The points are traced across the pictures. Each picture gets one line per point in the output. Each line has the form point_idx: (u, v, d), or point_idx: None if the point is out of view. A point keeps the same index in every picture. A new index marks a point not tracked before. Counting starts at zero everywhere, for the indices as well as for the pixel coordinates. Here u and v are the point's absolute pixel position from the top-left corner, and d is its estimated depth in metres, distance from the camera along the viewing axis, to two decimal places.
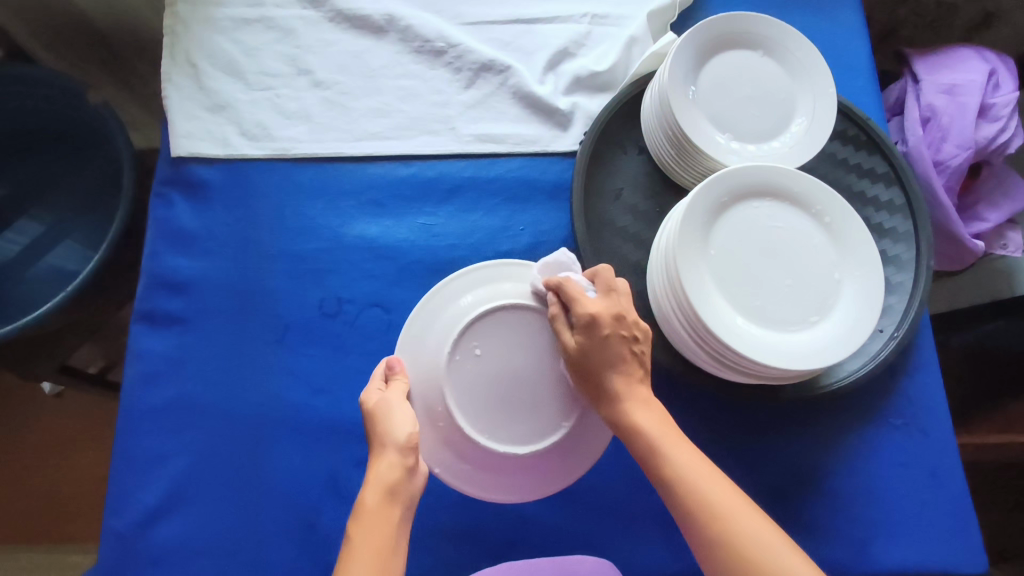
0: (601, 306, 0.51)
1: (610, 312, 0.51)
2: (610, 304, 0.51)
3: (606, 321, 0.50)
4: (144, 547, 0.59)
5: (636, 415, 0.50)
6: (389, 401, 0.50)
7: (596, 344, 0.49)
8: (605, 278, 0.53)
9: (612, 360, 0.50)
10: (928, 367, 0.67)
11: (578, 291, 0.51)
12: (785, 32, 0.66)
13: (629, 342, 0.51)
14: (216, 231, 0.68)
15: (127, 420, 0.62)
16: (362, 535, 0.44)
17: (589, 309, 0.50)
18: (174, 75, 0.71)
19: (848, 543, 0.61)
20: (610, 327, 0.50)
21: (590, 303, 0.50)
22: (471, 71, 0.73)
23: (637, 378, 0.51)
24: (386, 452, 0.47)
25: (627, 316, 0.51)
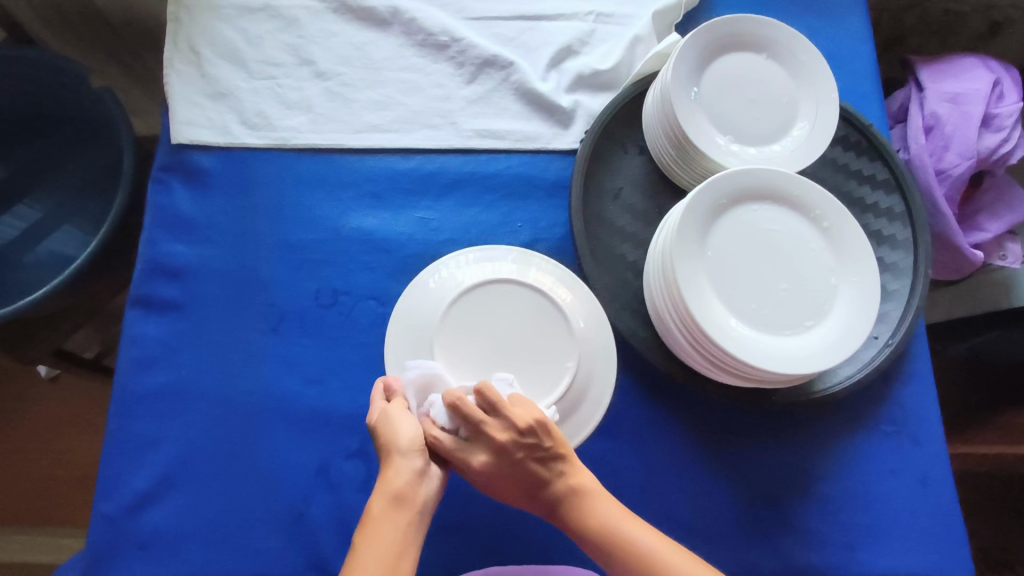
0: (481, 451, 0.50)
1: (490, 454, 0.50)
2: (486, 444, 0.50)
3: (492, 466, 0.50)
4: (132, 532, 0.59)
5: (570, 503, 0.51)
6: (390, 412, 0.50)
7: (500, 479, 0.51)
8: (472, 407, 0.49)
9: (528, 480, 0.51)
10: (922, 376, 0.67)
11: (479, 423, 0.49)
12: (790, 35, 0.66)
13: (530, 455, 0.50)
14: (214, 218, 0.68)
15: (121, 405, 0.62)
16: (370, 542, 0.44)
17: (475, 463, 0.50)
18: (176, 61, 0.71)
19: (836, 549, 0.61)
20: (504, 465, 0.50)
21: (473, 456, 0.50)
22: (474, 66, 0.73)
23: (558, 476, 0.51)
24: (394, 459, 0.48)
25: (506, 445, 0.49)
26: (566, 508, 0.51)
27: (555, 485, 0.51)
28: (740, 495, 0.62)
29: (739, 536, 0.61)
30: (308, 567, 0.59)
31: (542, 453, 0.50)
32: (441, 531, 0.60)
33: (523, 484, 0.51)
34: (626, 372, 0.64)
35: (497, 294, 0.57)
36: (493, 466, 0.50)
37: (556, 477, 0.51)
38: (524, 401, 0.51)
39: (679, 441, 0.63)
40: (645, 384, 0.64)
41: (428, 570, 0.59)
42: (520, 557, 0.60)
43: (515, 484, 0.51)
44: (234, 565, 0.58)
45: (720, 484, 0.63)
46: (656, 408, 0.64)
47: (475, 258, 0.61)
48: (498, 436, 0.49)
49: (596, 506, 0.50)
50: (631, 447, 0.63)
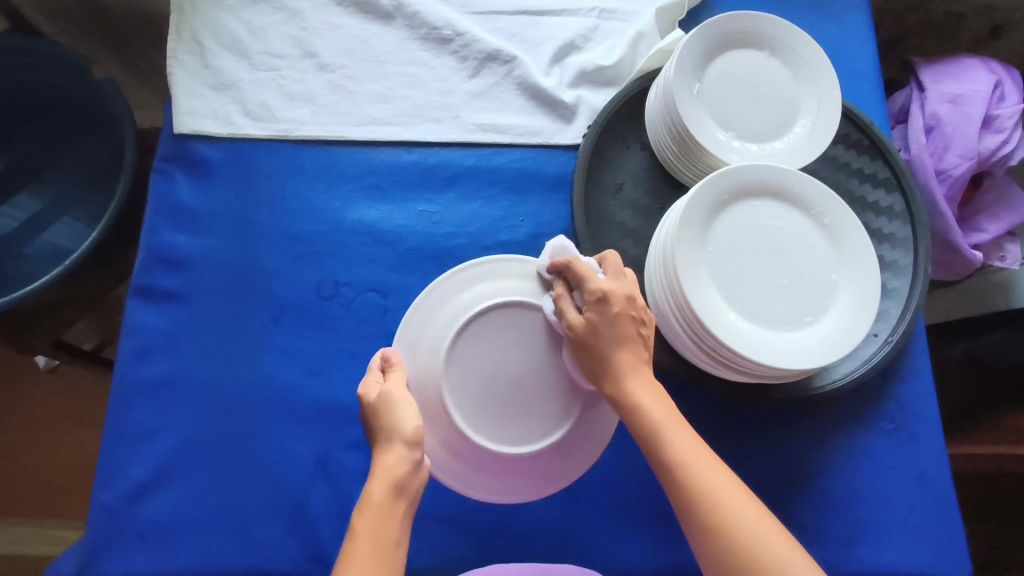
0: (618, 288, 0.51)
1: (623, 293, 0.51)
2: (624, 287, 0.52)
3: (619, 300, 0.50)
4: (132, 521, 0.59)
5: (636, 387, 0.50)
6: (391, 393, 0.49)
7: (610, 318, 0.50)
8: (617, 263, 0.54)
9: (617, 334, 0.50)
10: (921, 374, 0.67)
11: (587, 273, 0.51)
12: (792, 33, 0.67)
13: (637, 321, 0.51)
14: (216, 209, 0.68)
15: (121, 394, 0.62)
16: (369, 528, 0.43)
17: (603, 286, 0.50)
18: (179, 52, 0.71)
19: (835, 545, 0.62)
20: (621, 305, 0.50)
21: (616, 290, 0.51)
22: (477, 60, 0.73)
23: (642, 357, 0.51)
24: (392, 445, 0.47)
25: (636, 298, 0.52)
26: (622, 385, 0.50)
27: (632, 356, 0.50)
28: None
29: None
30: (307, 557, 0.59)
31: (643, 331, 0.52)
32: (439, 523, 0.60)
33: (620, 345, 0.50)
34: None
35: (495, 324, 0.51)
36: (616, 300, 0.50)
37: (634, 355, 0.51)
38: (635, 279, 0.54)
39: None
40: None
41: (427, 562, 0.59)
42: (519, 550, 0.60)
43: (615, 335, 0.50)
44: (233, 555, 0.58)
45: None
46: None
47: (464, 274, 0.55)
48: (630, 288, 0.52)
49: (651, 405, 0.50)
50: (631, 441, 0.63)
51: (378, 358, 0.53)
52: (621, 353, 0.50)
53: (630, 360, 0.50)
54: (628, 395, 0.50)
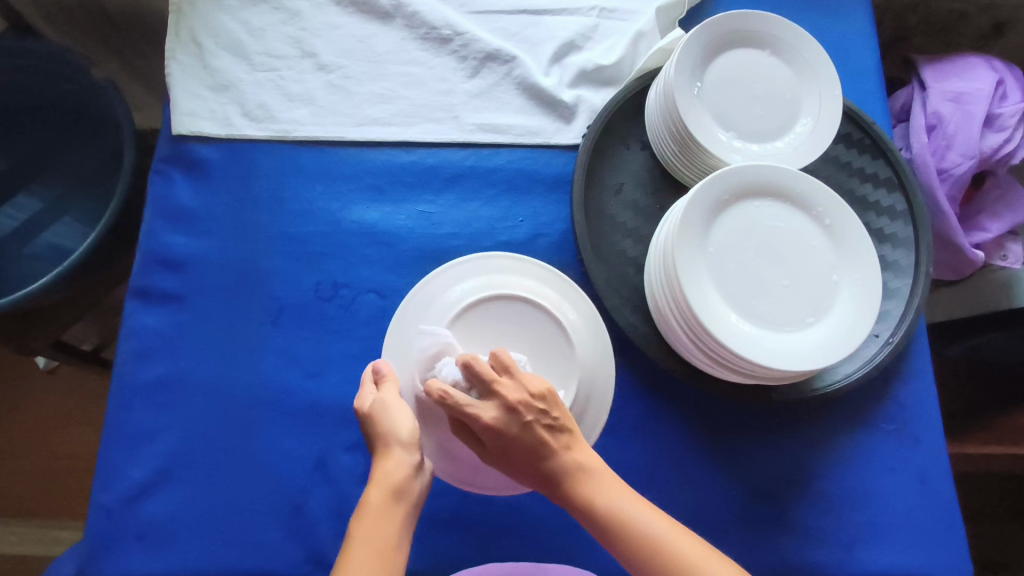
0: (491, 409, 0.46)
1: (501, 412, 0.46)
2: (496, 403, 0.47)
3: (503, 424, 0.46)
4: (131, 523, 0.59)
5: (581, 484, 0.47)
6: (385, 401, 0.49)
7: (505, 446, 0.47)
8: (487, 366, 0.48)
9: (529, 450, 0.47)
10: (922, 374, 0.67)
11: (460, 404, 0.46)
12: (793, 32, 0.66)
13: (538, 420, 0.47)
14: (215, 210, 0.67)
15: (119, 396, 0.62)
16: (367, 534, 0.43)
17: (484, 419, 0.46)
18: (178, 52, 0.71)
19: (835, 546, 0.61)
20: (513, 426, 0.46)
21: (483, 411, 0.46)
22: (476, 60, 0.73)
23: (564, 449, 0.47)
24: (392, 451, 0.47)
25: (519, 402, 0.46)
26: (572, 488, 0.47)
27: (558, 455, 0.47)
28: (739, 492, 0.62)
29: (738, 533, 0.61)
30: (306, 559, 0.58)
31: (552, 421, 0.47)
32: (439, 524, 0.60)
33: (537, 461, 0.47)
34: (625, 368, 0.64)
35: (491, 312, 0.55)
36: (502, 428, 0.46)
37: (561, 449, 0.47)
38: (514, 371, 0.48)
39: (679, 438, 0.63)
40: (645, 381, 0.64)
41: (427, 563, 0.59)
42: (518, 552, 0.60)
43: (525, 456, 0.47)
44: (233, 557, 0.58)
45: (720, 480, 0.63)
46: (656, 404, 0.64)
47: (459, 268, 0.58)
48: (513, 395, 0.47)
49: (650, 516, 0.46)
50: (632, 442, 0.63)
51: (369, 370, 0.52)
52: (541, 463, 0.47)
53: (561, 460, 0.47)
54: (575, 491, 0.47)
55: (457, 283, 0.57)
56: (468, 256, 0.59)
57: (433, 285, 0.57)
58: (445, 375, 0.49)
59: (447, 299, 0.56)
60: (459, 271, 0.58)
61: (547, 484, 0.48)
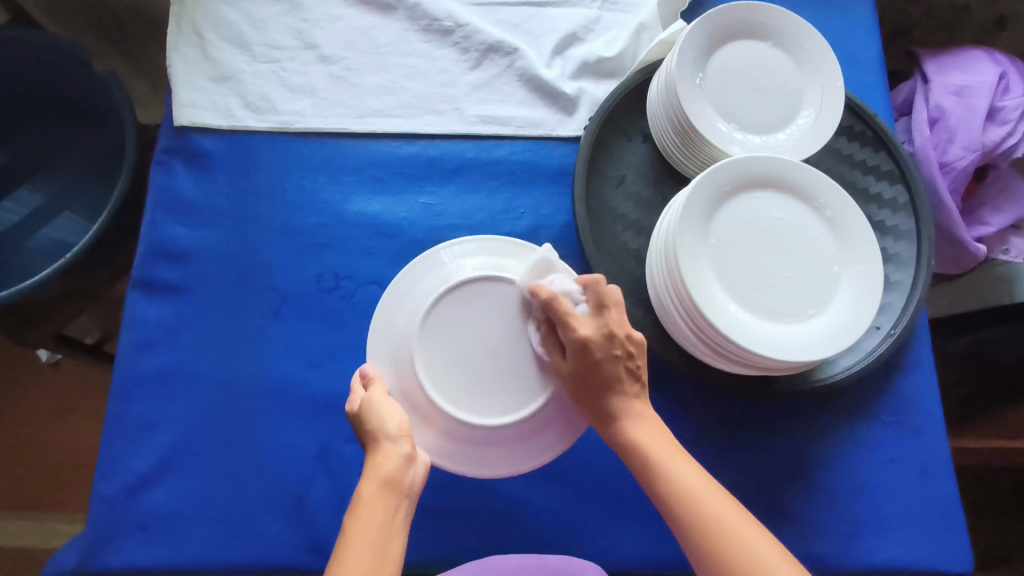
0: (591, 327, 0.50)
1: (599, 333, 0.49)
2: (598, 322, 0.50)
3: (597, 345, 0.49)
4: (133, 513, 0.59)
5: (635, 428, 0.51)
6: (372, 398, 0.49)
7: (588, 368, 0.50)
8: (563, 305, 0.50)
9: (607, 381, 0.50)
10: (923, 367, 0.67)
11: (566, 312, 0.49)
12: (796, 23, 0.66)
13: (624, 360, 0.50)
14: (216, 201, 0.67)
15: (121, 386, 0.62)
16: (359, 524, 0.43)
17: (583, 333, 0.49)
18: (179, 43, 0.71)
19: (835, 537, 0.62)
20: (603, 350, 0.49)
21: (578, 324, 0.49)
22: (478, 52, 0.73)
23: (632, 395, 0.51)
24: (382, 445, 0.47)
25: (621, 333, 0.50)
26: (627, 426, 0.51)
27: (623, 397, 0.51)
28: (740, 483, 0.62)
29: None
30: (308, 549, 0.59)
31: (634, 365, 0.51)
32: (439, 515, 0.60)
33: (608, 397, 0.51)
34: None
35: (472, 293, 0.52)
36: (595, 345, 0.49)
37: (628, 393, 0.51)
38: (622, 309, 0.51)
39: (680, 430, 0.63)
40: (646, 373, 0.64)
41: (428, 554, 0.59)
42: (519, 542, 0.60)
43: (601, 385, 0.50)
44: (234, 547, 0.58)
45: (721, 471, 0.63)
46: (657, 396, 0.64)
47: (445, 253, 0.56)
48: (616, 323, 0.50)
49: (717, 504, 0.47)
50: None
51: (357, 375, 0.52)
52: (609, 401, 0.51)
53: (624, 401, 0.51)
54: (630, 437, 0.50)
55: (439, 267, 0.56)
56: (450, 240, 0.57)
57: (418, 269, 0.56)
58: (557, 284, 0.51)
59: (430, 283, 0.54)
60: (443, 255, 0.56)
61: (609, 427, 0.51)
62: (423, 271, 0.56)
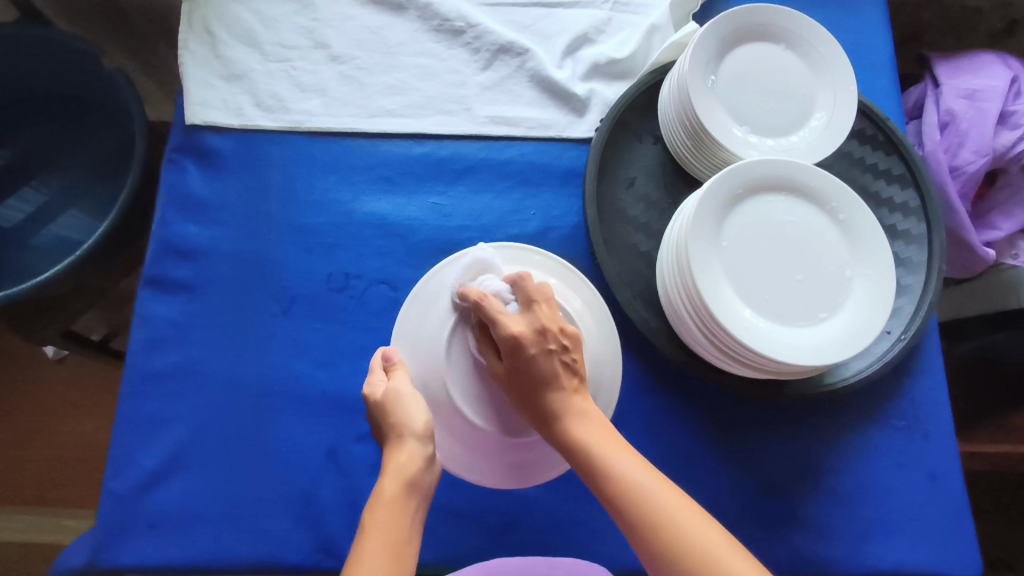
0: (521, 323, 0.48)
1: (531, 329, 0.47)
2: (530, 319, 0.48)
3: (528, 340, 0.47)
4: (143, 511, 0.59)
5: (577, 426, 0.47)
6: (397, 391, 0.49)
7: (520, 366, 0.47)
8: (534, 287, 0.50)
9: (541, 379, 0.47)
10: (933, 371, 0.67)
11: (495, 310, 0.48)
12: (808, 26, 0.66)
13: (559, 353, 0.48)
14: (227, 200, 0.67)
15: (132, 384, 0.62)
16: (378, 522, 0.43)
17: (513, 328, 0.47)
18: (191, 42, 0.71)
19: (845, 541, 0.61)
20: (535, 346, 0.47)
21: (512, 322, 0.47)
22: (489, 52, 0.73)
23: (572, 389, 0.48)
24: (405, 442, 0.47)
25: (552, 327, 0.48)
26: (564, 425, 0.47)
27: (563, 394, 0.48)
28: (749, 486, 0.62)
29: (747, 527, 0.61)
30: (317, 548, 0.59)
31: (571, 360, 0.48)
32: (447, 515, 0.60)
33: (545, 391, 0.47)
34: (635, 362, 0.64)
35: None
36: (528, 341, 0.46)
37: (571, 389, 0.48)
38: (553, 304, 0.50)
39: (689, 432, 0.63)
40: (656, 375, 0.64)
41: (436, 554, 0.59)
42: (527, 544, 0.60)
43: (538, 383, 0.47)
44: (243, 545, 0.58)
45: (730, 474, 0.63)
46: (666, 398, 0.64)
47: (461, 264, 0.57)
48: (547, 318, 0.49)
49: (662, 497, 0.43)
50: (642, 435, 0.63)
51: (379, 358, 0.53)
52: (544, 398, 0.47)
53: (564, 399, 0.48)
54: (574, 437, 0.47)
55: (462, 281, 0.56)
56: (476, 246, 0.58)
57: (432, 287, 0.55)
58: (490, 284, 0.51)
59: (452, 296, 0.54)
60: (468, 261, 0.57)
61: (546, 425, 0.48)
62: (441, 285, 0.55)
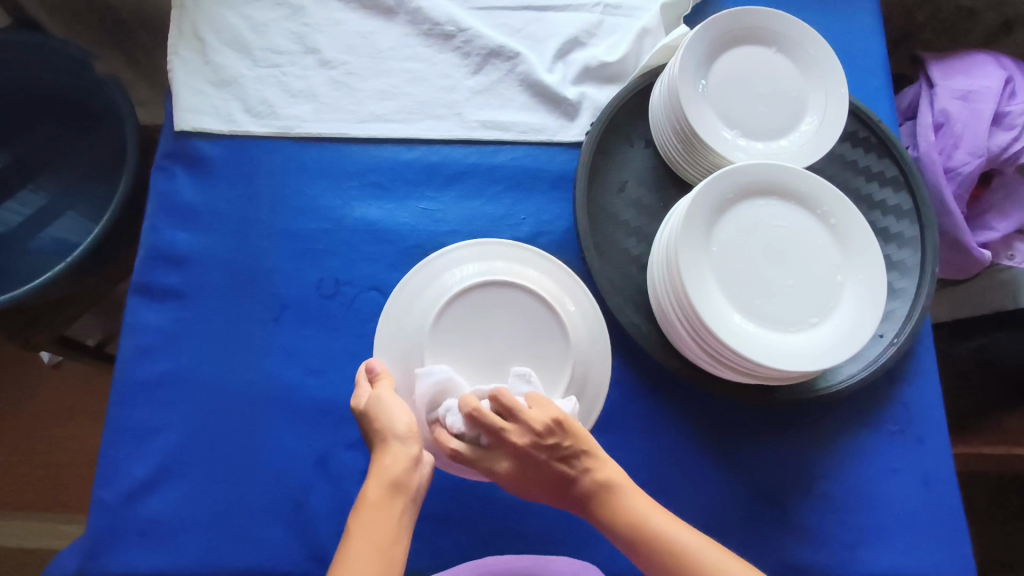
0: (505, 458, 0.47)
1: (515, 460, 0.47)
2: (505, 450, 0.47)
3: (518, 471, 0.48)
4: (133, 519, 0.59)
5: (607, 504, 0.48)
6: (381, 396, 0.49)
7: (527, 479, 0.49)
8: (492, 413, 0.46)
9: (551, 482, 0.48)
10: (927, 375, 0.67)
11: (472, 459, 0.48)
12: (799, 28, 0.66)
13: (552, 457, 0.47)
14: (217, 207, 0.67)
15: (122, 392, 0.62)
16: (363, 526, 0.43)
17: (501, 469, 0.48)
18: (180, 48, 0.71)
19: (837, 547, 0.61)
20: (528, 469, 0.48)
21: (496, 462, 0.48)
22: (479, 56, 0.73)
23: (584, 473, 0.48)
24: (390, 445, 0.47)
25: (527, 448, 0.46)
26: (597, 508, 0.48)
27: (579, 483, 0.48)
28: (741, 491, 0.62)
29: (740, 533, 0.61)
30: (307, 556, 0.58)
31: (565, 453, 0.47)
32: (438, 523, 0.60)
33: (563, 486, 0.49)
34: (627, 367, 0.64)
35: (486, 297, 0.55)
36: (519, 471, 0.48)
37: (580, 474, 0.48)
38: (517, 411, 0.46)
39: (681, 438, 0.63)
40: (647, 380, 0.64)
41: (427, 561, 0.59)
42: (518, 550, 0.60)
43: (551, 483, 0.49)
44: (233, 553, 0.58)
45: (722, 480, 0.62)
46: (657, 403, 0.64)
47: (448, 256, 0.59)
48: (520, 440, 0.46)
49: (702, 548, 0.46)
50: (633, 440, 0.62)
51: (362, 369, 0.52)
52: (562, 487, 0.49)
53: (581, 486, 0.48)
54: (606, 514, 0.48)
55: (450, 269, 0.58)
56: (456, 245, 0.60)
57: (426, 273, 0.59)
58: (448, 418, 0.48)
59: (440, 284, 0.56)
60: (450, 258, 0.59)
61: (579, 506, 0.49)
62: (431, 272, 0.58)
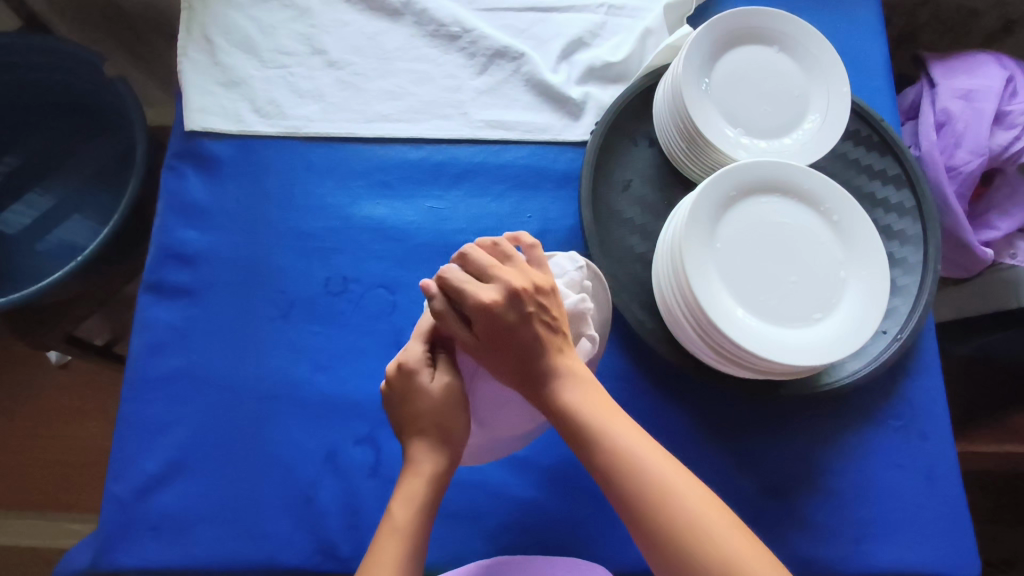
0: (495, 291, 0.48)
1: (504, 293, 0.47)
2: (500, 284, 0.48)
3: (502, 308, 0.47)
4: (143, 513, 0.60)
5: (567, 390, 0.48)
6: (447, 387, 0.50)
7: (502, 335, 0.48)
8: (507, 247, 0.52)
9: (524, 342, 0.48)
10: (930, 372, 0.67)
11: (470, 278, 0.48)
12: (801, 28, 0.66)
13: (537, 314, 0.48)
14: (226, 205, 0.68)
15: (133, 387, 0.63)
16: (401, 523, 0.47)
17: (487, 296, 0.47)
18: (190, 49, 0.72)
19: (842, 541, 0.61)
20: (514, 313, 0.47)
21: (485, 291, 0.48)
22: (485, 57, 0.74)
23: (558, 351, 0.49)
24: (442, 447, 0.50)
25: (524, 288, 0.48)
26: (552, 389, 0.48)
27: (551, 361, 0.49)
28: (746, 486, 0.63)
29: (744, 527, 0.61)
30: (316, 550, 0.59)
31: (549, 319, 0.49)
32: (446, 518, 0.60)
33: (532, 361, 0.48)
34: (632, 364, 0.65)
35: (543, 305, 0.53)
36: (503, 308, 0.47)
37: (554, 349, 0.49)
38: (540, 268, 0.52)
39: (685, 433, 0.63)
40: (652, 376, 0.65)
41: (434, 555, 0.59)
42: (524, 545, 0.60)
43: (520, 347, 0.48)
44: (242, 547, 0.59)
45: (726, 474, 0.63)
46: (663, 399, 0.64)
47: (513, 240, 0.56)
48: (518, 281, 0.48)
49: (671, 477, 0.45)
50: None
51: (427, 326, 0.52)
52: (524, 358, 0.48)
53: (553, 360, 0.49)
54: (563, 400, 0.48)
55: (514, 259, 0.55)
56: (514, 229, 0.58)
57: None
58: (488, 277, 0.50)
59: None
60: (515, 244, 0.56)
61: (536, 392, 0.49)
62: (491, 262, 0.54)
